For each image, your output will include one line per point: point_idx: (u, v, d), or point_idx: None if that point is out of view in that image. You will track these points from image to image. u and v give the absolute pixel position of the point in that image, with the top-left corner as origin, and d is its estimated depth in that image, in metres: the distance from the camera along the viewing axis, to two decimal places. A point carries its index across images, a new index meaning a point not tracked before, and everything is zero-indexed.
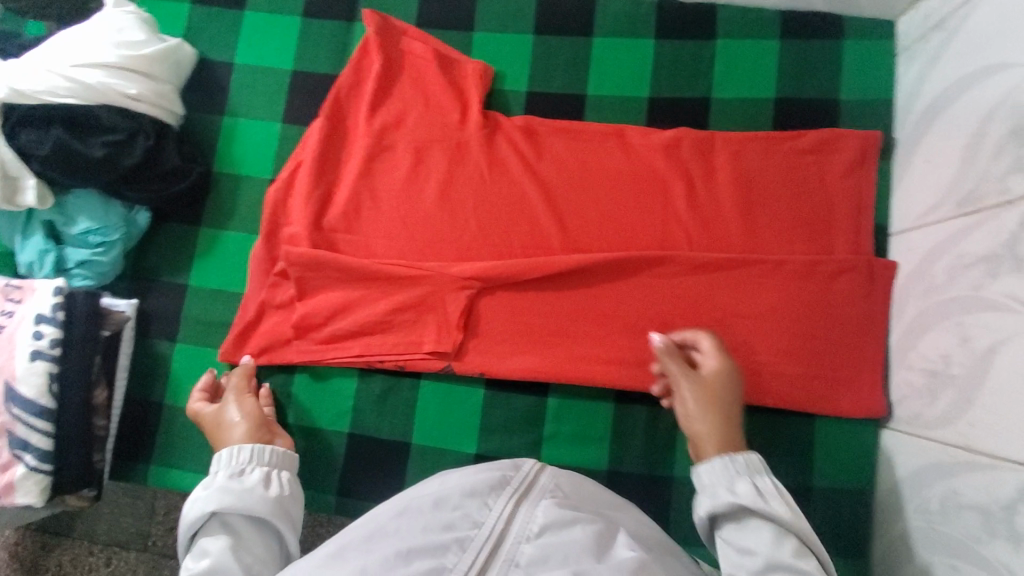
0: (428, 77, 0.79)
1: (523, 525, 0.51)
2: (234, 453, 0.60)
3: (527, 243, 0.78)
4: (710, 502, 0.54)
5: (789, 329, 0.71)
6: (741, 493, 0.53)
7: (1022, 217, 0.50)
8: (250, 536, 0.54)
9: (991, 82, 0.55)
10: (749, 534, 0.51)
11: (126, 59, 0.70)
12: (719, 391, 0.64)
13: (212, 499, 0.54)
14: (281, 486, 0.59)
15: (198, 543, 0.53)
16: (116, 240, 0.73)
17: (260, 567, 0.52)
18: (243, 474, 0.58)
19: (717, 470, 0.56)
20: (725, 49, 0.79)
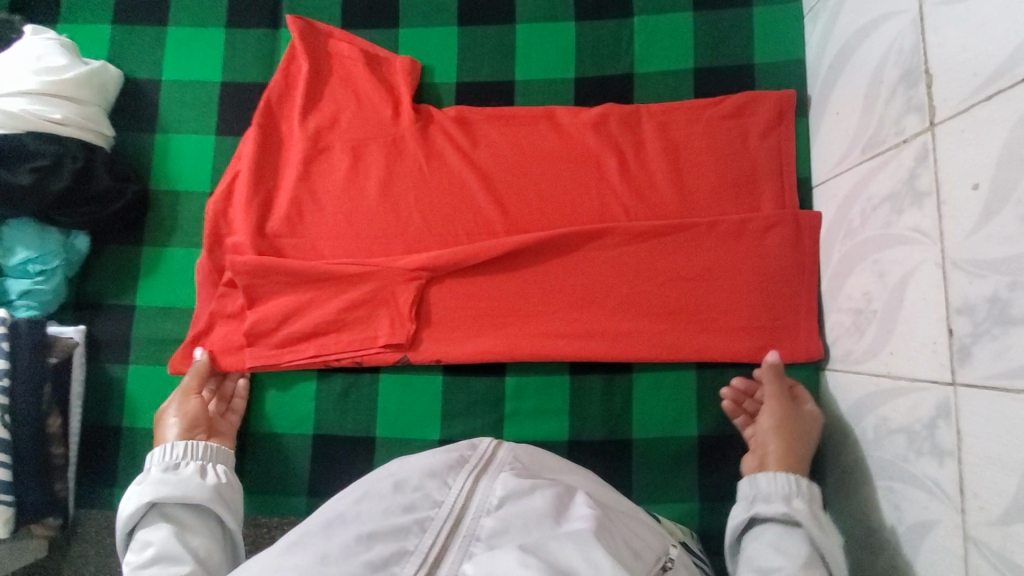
0: (355, 74, 0.82)
1: (481, 499, 0.46)
2: (168, 449, 0.67)
3: (471, 228, 0.79)
4: (769, 507, 0.61)
5: (733, 283, 0.75)
6: (795, 506, 0.60)
7: (916, 154, 0.59)
8: (192, 522, 0.62)
9: (882, 29, 0.65)
10: (786, 539, 0.58)
11: (48, 84, 0.74)
12: (802, 426, 0.70)
13: (149, 491, 0.61)
14: (217, 473, 0.67)
15: (140, 534, 0.60)
16: (55, 267, 0.77)
17: (207, 548, 0.61)
18: (178, 468, 0.65)
19: (777, 482, 0.63)
20: (642, 27, 0.84)
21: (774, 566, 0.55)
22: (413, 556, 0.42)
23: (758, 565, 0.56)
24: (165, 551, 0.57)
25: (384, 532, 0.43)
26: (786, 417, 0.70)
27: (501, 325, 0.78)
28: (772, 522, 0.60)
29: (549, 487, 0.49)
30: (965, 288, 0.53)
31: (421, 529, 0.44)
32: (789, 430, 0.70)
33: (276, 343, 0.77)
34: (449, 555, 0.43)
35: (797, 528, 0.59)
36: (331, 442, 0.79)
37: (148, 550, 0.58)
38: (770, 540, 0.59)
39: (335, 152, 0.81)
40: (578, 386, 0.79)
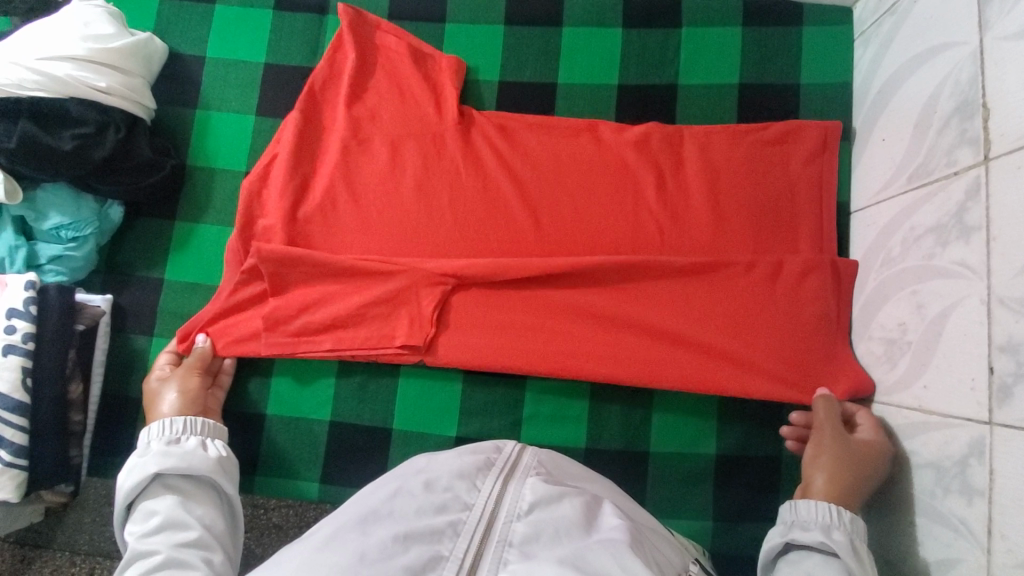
0: (401, 69, 0.82)
1: (512, 504, 0.46)
2: (167, 425, 0.66)
3: (501, 235, 0.79)
4: (806, 535, 0.60)
5: (764, 316, 0.74)
6: (835, 539, 0.58)
7: (967, 187, 0.59)
8: (195, 493, 0.61)
9: (938, 59, 0.64)
10: (823, 569, 0.56)
11: (95, 52, 0.74)
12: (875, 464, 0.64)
13: (152, 464, 0.61)
14: (217, 446, 0.67)
15: (143, 505, 0.59)
16: (88, 235, 0.77)
17: (212, 517, 0.60)
18: (179, 442, 0.65)
19: (818, 510, 0.62)
20: (690, 39, 0.83)
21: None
22: (449, 562, 0.42)
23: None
24: (171, 520, 0.56)
25: (419, 533, 0.43)
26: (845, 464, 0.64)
27: (523, 338, 0.77)
28: (810, 550, 0.59)
29: (577, 494, 0.48)
30: (1010, 327, 0.52)
31: (454, 532, 0.44)
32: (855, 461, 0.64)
33: (295, 330, 0.77)
34: (484, 561, 0.42)
35: (833, 560, 0.57)
36: (348, 431, 0.79)
37: (153, 519, 0.57)
38: (806, 567, 0.58)
39: (373, 144, 0.81)
40: (597, 397, 0.78)
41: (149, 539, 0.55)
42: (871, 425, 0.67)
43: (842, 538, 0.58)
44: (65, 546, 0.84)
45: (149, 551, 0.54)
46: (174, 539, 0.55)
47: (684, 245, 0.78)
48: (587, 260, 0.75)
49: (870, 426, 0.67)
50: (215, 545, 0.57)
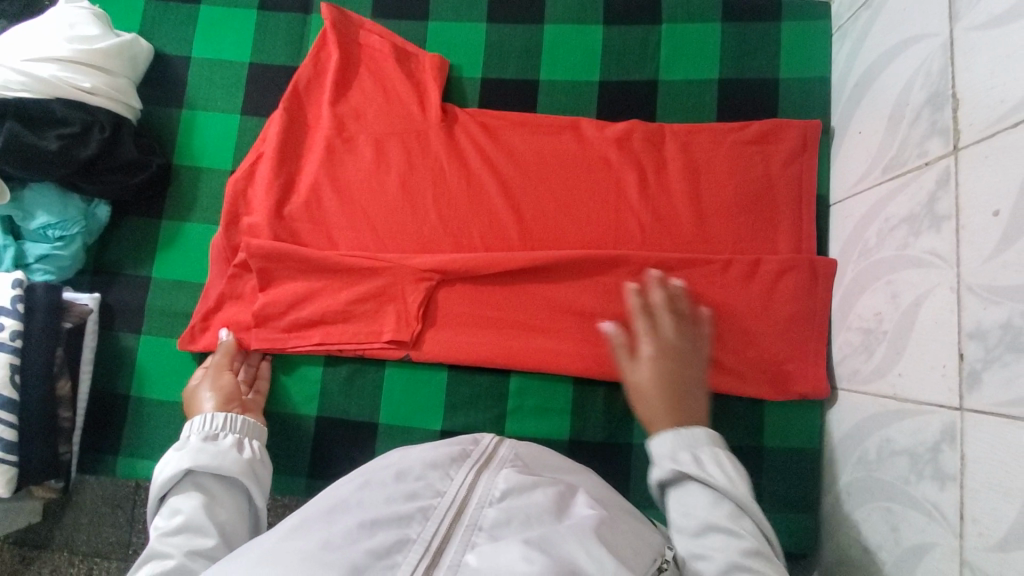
0: (385, 70, 0.83)
1: (483, 492, 0.47)
2: (207, 419, 0.65)
3: (484, 233, 0.80)
4: (656, 474, 0.54)
5: (743, 312, 0.76)
6: (684, 460, 0.53)
7: (937, 177, 0.60)
8: (221, 495, 0.60)
9: (911, 51, 0.65)
10: (692, 499, 0.52)
11: (80, 53, 0.75)
12: (685, 369, 0.61)
13: (184, 459, 0.59)
14: (252, 447, 0.66)
15: (169, 501, 0.58)
16: (75, 234, 0.78)
17: (233, 524, 0.58)
18: (216, 437, 0.64)
19: (667, 441, 0.55)
20: (671, 35, 0.84)
21: (683, 526, 0.51)
22: (415, 545, 0.42)
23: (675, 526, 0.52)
24: (193, 522, 0.55)
25: (386, 519, 0.43)
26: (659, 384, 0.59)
27: (506, 334, 0.78)
28: (671, 484, 0.54)
29: (551, 485, 0.49)
30: (978, 313, 0.53)
31: (424, 517, 0.44)
32: (670, 366, 0.61)
33: (282, 327, 0.78)
34: (451, 545, 0.43)
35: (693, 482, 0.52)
36: (335, 425, 0.79)
37: (176, 517, 0.56)
38: (681, 506, 0.52)
39: (358, 143, 0.82)
40: (582, 392, 0.79)
41: (170, 536, 0.54)
42: (646, 331, 0.63)
43: (688, 459, 0.53)
44: (64, 546, 0.85)
45: (166, 550, 0.53)
46: (192, 542, 0.54)
47: (665, 242, 0.79)
48: (569, 257, 0.76)
49: (647, 334, 0.64)
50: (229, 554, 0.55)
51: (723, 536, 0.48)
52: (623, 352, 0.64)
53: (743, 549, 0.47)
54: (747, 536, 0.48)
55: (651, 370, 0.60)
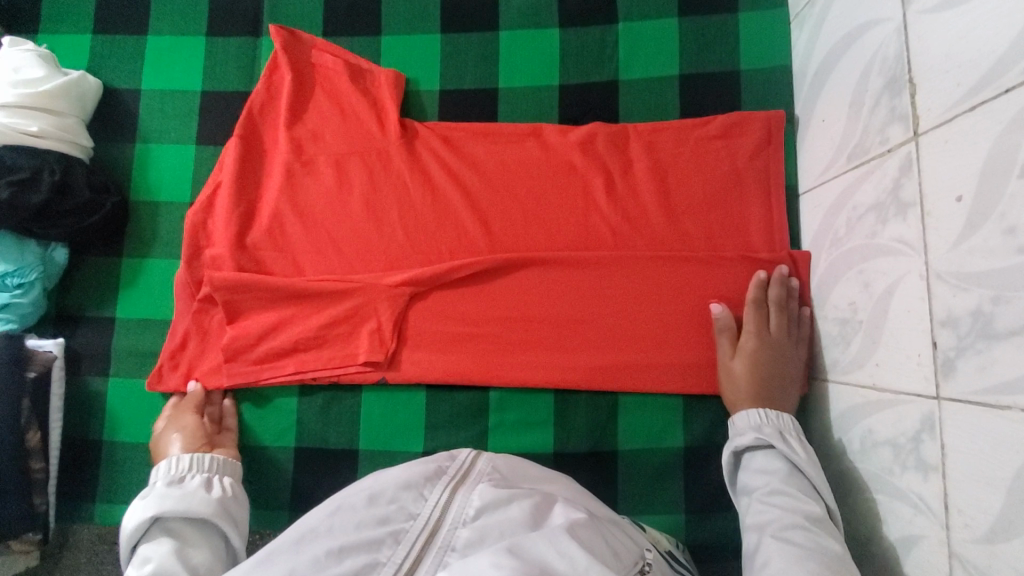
0: (341, 89, 0.81)
1: (458, 510, 0.46)
2: (173, 463, 0.65)
3: (454, 247, 0.79)
4: (742, 439, 0.66)
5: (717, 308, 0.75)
6: (766, 432, 0.65)
7: (899, 164, 0.59)
8: (194, 538, 0.57)
9: (868, 36, 0.64)
10: (767, 465, 0.63)
11: (25, 97, 0.73)
12: (777, 358, 0.71)
13: (150, 507, 0.58)
14: (223, 483, 0.65)
15: (138, 553, 0.55)
16: (34, 280, 0.75)
17: (207, 566, 0.55)
18: (182, 479, 0.64)
19: (746, 415, 0.68)
20: (628, 33, 0.83)
21: (759, 486, 0.62)
22: (385, 568, 0.42)
23: (748, 487, 0.63)
24: (166, 567, 0.52)
25: (356, 545, 0.42)
26: (757, 367, 0.70)
27: (482, 348, 0.77)
28: (752, 450, 0.66)
29: (526, 497, 0.49)
30: (948, 301, 0.52)
31: (395, 541, 0.43)
32: (765, 354, 0.71)
33: (255, 358, 0.77)
34: (423, 565, 0.42)
35: (772, 451, 0.64)
36: (315, 455, 0.78)
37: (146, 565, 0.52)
38: (757, 469, 0.64)
39: (318, 166, 0.80)
40: (562, 402, 0.78)
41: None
42: (753, 328, 0.71)
43: (770, 432, 0.66)
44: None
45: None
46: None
47: (636, 243, 0.78)
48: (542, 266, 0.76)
49: (752, 328, 0.72)
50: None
51: (796, 501, 0.58)
52: (745, 350, 0.71)
53: (806, 514, 0.57)
54: (817, 504, 0.58)
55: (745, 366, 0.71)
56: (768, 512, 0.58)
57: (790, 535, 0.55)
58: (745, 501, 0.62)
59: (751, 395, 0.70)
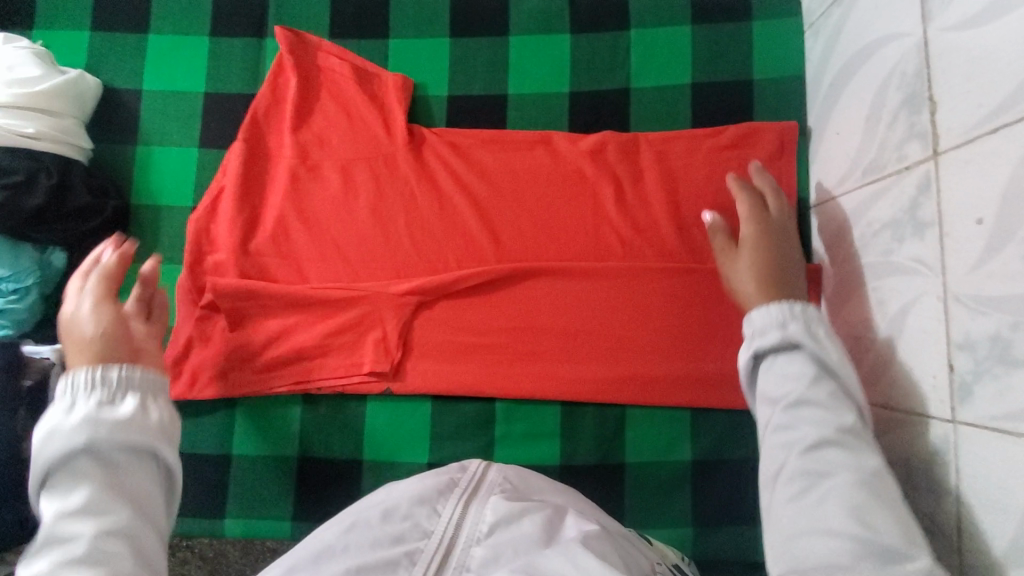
0: (347, 93, 0.80)
1: (471, 527, 0.45)
2: (95, 375, 0.44)
3: (461, 256, 0.78)
4: (765, 341, 0.55)
5: (725, 320, 0.75)
6: (792, 331, 0.55)
7: (917, 182, 0.58)
8: (129, 476, 0.42)
9: (886, 50, 0.63)
10: (796, 367, 0.53)
11: (20, 97, 0.71)
12: (778, 247, 0.66)
13: (72, 435, 0.41)
14: (145, 415, 0.44)
15: (58, 484, 0.41)
16: (30, 285, 0.73)
17: (146, 511, 0.42)
18: (77, 405, 0.43)
19: (767, 312, 0.57)
20: (639, 40, 0.82)
21: (782, 395, 0.53)
22: None
23: (769, 395, 0.54)
24: (92, 515, 0.39)
25: (372, 566, 0.42)
26: (765, 263, 0.64)
27: (488, 359, 0.76)
28: (775, 353, 0.55)
29: (539, 510, 0.48)
30: (965, 324, 0.52)
31: (412, 561, 0.43)
32: (768, 248, 0.66)
33: (260, 366, 0.75)
34: None
35: (799, 349, 0.54)
36: (318, 465, 0.77)
37: (73, 499, 0.40)
38: (782, 373, 0.54)
39: (323, 171, 0.79)
40: (569, 413, 0.77)
41: (68, 521, 0.39)
42: (749, 219, 0.67)
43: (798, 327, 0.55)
44: None
45: (70, 536, 0.38)
46: (102, 528, 0.39)
47: (645, 254, 0.77)
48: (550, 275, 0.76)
49: (750, 221, 0.68)
50: (153, 538, 0.41)
51: (825, 412, 0.51)
52: (750, 245, 0.66)
53: (838, 426, 0.50)
54: (848, 412, 0.51)
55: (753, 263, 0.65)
56: (795, 429, 0.51)
57: (822, 457, 0.48)
58: (766, 413, 0.54)
59: (769, 294, 0.62)
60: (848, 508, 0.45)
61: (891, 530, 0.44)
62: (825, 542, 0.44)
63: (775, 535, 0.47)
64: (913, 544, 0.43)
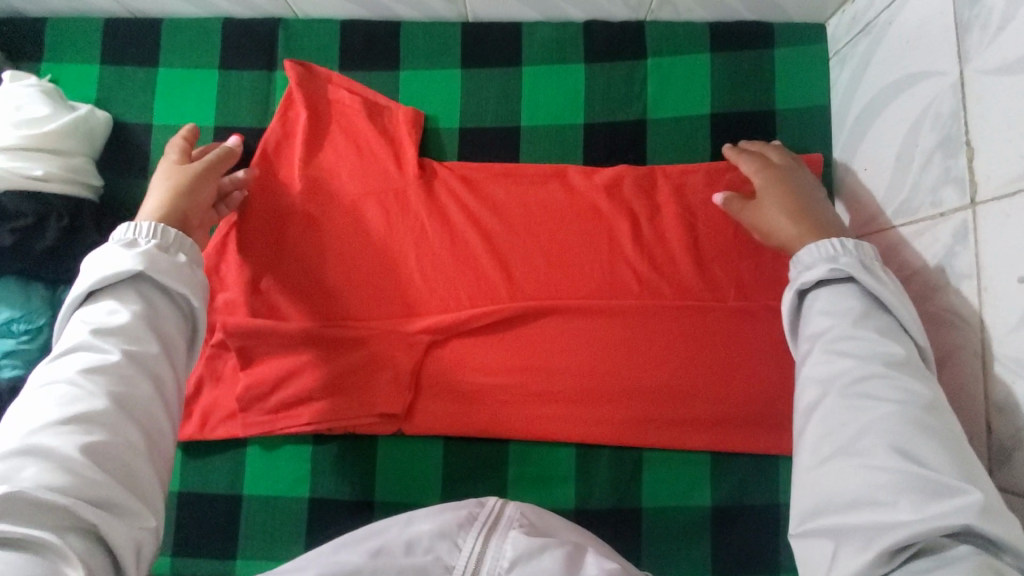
0: (358, 126, 0.78)
1: (492, 562, 0.46)
2: (157, 229, 0.58)
3: (474, 293, 0.76)
4: (812, 274, 0.56)
5: (747, 360, 0.72)
6: (845, 262, 0.55)
7: (954, 230, 0.55)
8: (164, 312, 0.56)
9: (917, 88, 0.60)
10: (844, 301, 0.54)
11: (28, 139, 0.71)
12: (796, 185, 0.67)
13: (133, 262, 0.55)
14: (191, 270, 0.59)
15: (110, 301, 0.54)
16: (42, 325, 0.72)
17: (171, 342, 0.56)
18: (134, 246, 0.57)
19: (813, 248, 0.57)
20: (656, 69, 0.80)
21: (825, 330, 0.53)
22: None
23: (811, 331, 0.55)
24: (133, 328, 0.53)
25: None
26: (794, 208, 0.64)
27: (503, 398, 0.74)
28: (820, 286, 0.56)
29: (557, 544, 0.47)
30: (1007, 387, 0.49)
31: None
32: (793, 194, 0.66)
33: (270, 406, 0.74)
34: None
35: (849, 282, 0.55)
36: (328, 506, 0.75)
37: (117, 317, 0.53)
38: (826, 305, 0.55)
39: (334, 205, 0.77)
40: (585, 455, 0.75)
41: (103, 336, 0.52)
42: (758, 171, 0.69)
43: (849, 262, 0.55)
44: None
45: (102, 346, 0.51)
46: (128, 347, 0.52)
47: (664, 290, 0.74)
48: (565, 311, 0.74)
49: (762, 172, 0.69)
50: (165, 366, 0.54)
51: (873, 346, 0.51)
52: (773, 189, 0.67)
53: (886, 360, 0.50)
54: (901, 345, 0.51)
55: (780, 207, 0.65)
56: (839, 362, 0.51)
57: (868, 389, 0.49)
58: (806, 348, 0.55)
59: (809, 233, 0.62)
60: (891, 438, 0.45)
61: (941, 462, 0.44)
62: (866, 474, 0.45)
63: (809, 461, 0.49)
64: (967, 479, 0.43)
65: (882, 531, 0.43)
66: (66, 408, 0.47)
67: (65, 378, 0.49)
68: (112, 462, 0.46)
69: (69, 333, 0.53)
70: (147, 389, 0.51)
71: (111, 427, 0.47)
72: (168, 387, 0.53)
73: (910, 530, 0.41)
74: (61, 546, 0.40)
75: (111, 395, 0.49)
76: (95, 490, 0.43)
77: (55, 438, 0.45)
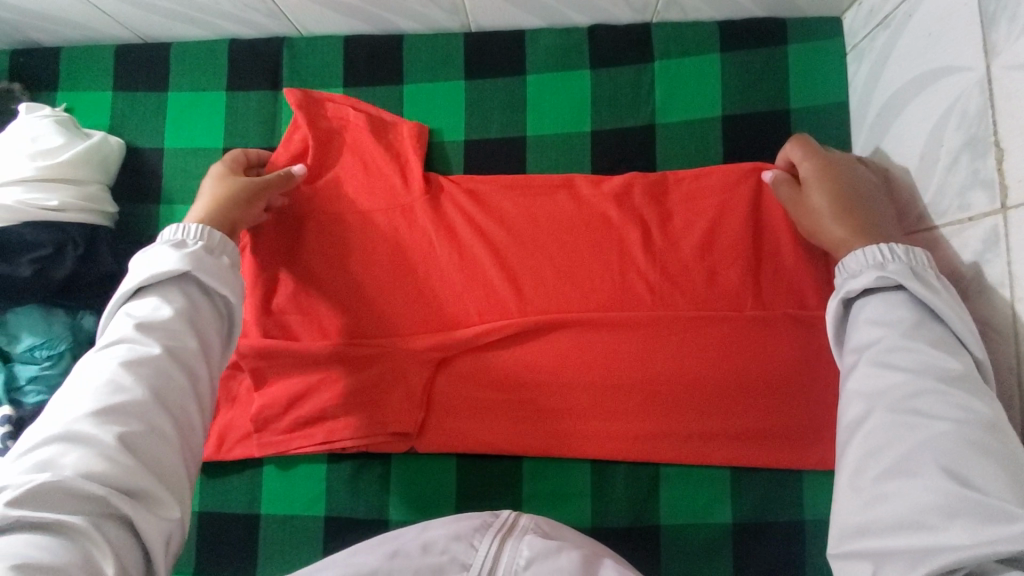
0: (363, 144, 0.78)
1: (509, 561, 0.44)
2: (205, 231, 0.59)
3: (482, 308, 0.75)
4: (858, 282, 0.54)
5: (766, 372, 0.70)
6: (894, 270, 0.53)
7: (984, 235, 0.52)
8: (205, 312, 0.57)
9: (941, 84, 0.57)
10: (896, 309, 0.52)
11: (45, 170, 0.73)
12: (847, 175, 0.63)
13: (182, 260, 0.56)
14: (231, 271, 0.59)
15: (155, 296, 0.55)
16: (63, 351, 0.73)
17: (209, 342, 0.56)
18: (183, 246, 0.58)
19: (862, 255, 0.56)
20: (664, 72, 0.77)
21: (872, 342, 0.51)
22: None
23: (855, 344, 0.53)
24: (177, 327, 0.53)
25: None
26: (843, 208, 0.62)
27: (516, 415, 0.73)
28: (868, 295, 0.54)
29: (575, 548, 0.45)
30: None
31: None
32: (841, 189, 0.62)
33: (284, 427, 0.74)
34: None
35: (899, 291, 0.53)
36: (345, 524, 0.76)
37: (160, 313, 0.54)
38: (874, 314, 0.53)
39: (342, 224, 0.77)
40: (600, 472, 0.74)
41: (147, 330, 0.52)
42: (807, 160, 0.65)
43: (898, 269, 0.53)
44: None
45: (146, 339, 0.52)
46: (169, 342, 0.52)
47: (676, 301, 0.72)
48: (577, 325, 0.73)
49: (810, 162, 0.65)
50: (202, 362, 0.54)
51: (927, 359, 0.48)
52: (823, 182, 0.63)
53: (939, 374, 0.47)
54: (959, 359, 0.48)
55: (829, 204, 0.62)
56: (889, 375, 0.48)
57: (920, 406, 0.46)
58: (851, 359, 0.52)
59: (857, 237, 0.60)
60: (943, 459, 0.43)
61: (994, 486, 0.41)
62: (916, 494, 0.43)
63: (846, 479, 0.47)
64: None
65: (929, 554, 0.41)
66: (107, 399, 0.47)
67: (109, 369, 0.49)
68: (145, 454, 0.46)
69: (114, 325, 0.54)
70: (183, 384, 0.51)
71: (144, 419, 0.48)
72: (203, 385, 0.54)
73: (964, 554, 0.39)
74: (92, 531, 0.41)
75: (151, 388, 0.49)
76: (132, 481, 0.44)
77: (93, 427, 0.46)
